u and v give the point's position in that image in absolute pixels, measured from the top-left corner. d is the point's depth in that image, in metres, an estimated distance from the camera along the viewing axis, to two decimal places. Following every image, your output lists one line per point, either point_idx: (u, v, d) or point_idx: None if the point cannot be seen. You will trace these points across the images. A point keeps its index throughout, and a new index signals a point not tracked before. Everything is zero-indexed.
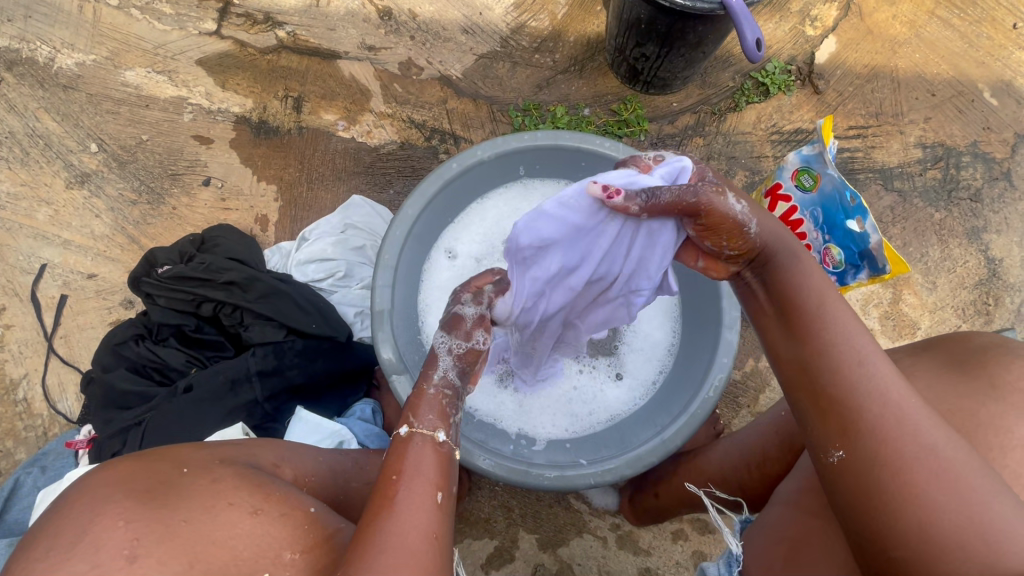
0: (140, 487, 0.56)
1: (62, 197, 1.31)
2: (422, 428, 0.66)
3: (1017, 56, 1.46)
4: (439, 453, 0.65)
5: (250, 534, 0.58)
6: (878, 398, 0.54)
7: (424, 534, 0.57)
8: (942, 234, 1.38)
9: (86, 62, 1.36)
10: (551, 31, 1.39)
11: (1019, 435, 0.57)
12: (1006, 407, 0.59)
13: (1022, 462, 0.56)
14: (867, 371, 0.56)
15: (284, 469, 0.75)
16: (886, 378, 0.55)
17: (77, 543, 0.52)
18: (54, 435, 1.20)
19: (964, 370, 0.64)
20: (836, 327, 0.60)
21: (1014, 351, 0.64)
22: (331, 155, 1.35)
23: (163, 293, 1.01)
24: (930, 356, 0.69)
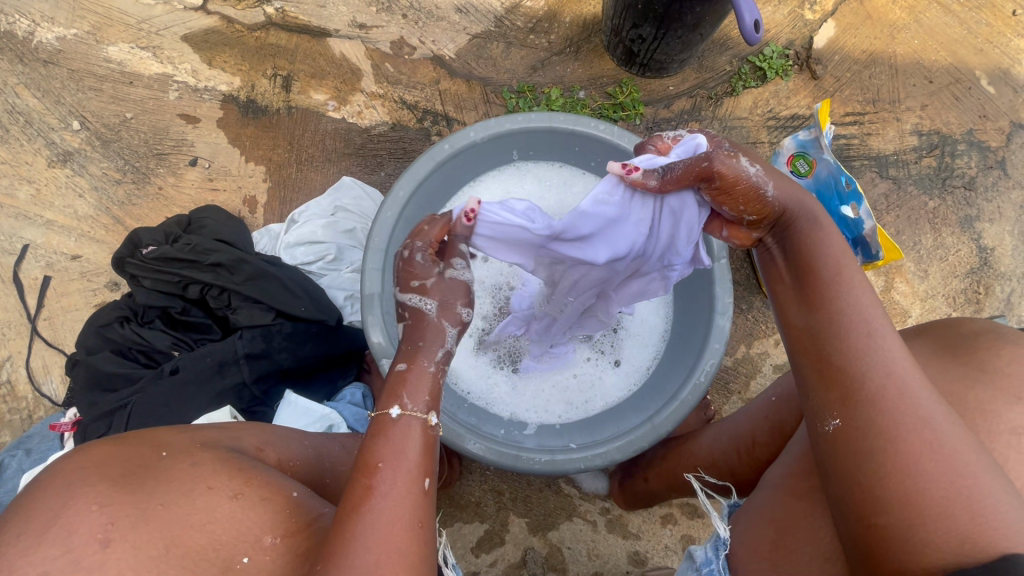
0: (116, 471, 0.55)
1: (44, 176, 1.28)
2: (416, 411, 0.64)
3: (1016, 43, 1.44)
4: (428, 434, 0.64)
5: (230, 518, 0.57)
6: (881, 370, 0.53)
7: (410, 523, 0.56)
8: (935, 223, 1.38)
9: (67, 37, 1.32)
10: (546, 11, 1.36)
11: (1008, 419, 0.57)
12: (994, 390, 0.59)
13: (1008, 446, 0.56)
14: (874, 340, 0.55)
15: (268, 453, 0.74)
16: (893, 351, 0.54)
17: (49, 528, 0.50)
18: (39, 418, 1.18)
19: (955, 355, 0.63)
20: (851, 294, 0.59)
21: (1006, 335, 0.64)
22: (321, 136, 1.32)
23: (148, 274, 0.99)
24: (922, 342, 0.69)
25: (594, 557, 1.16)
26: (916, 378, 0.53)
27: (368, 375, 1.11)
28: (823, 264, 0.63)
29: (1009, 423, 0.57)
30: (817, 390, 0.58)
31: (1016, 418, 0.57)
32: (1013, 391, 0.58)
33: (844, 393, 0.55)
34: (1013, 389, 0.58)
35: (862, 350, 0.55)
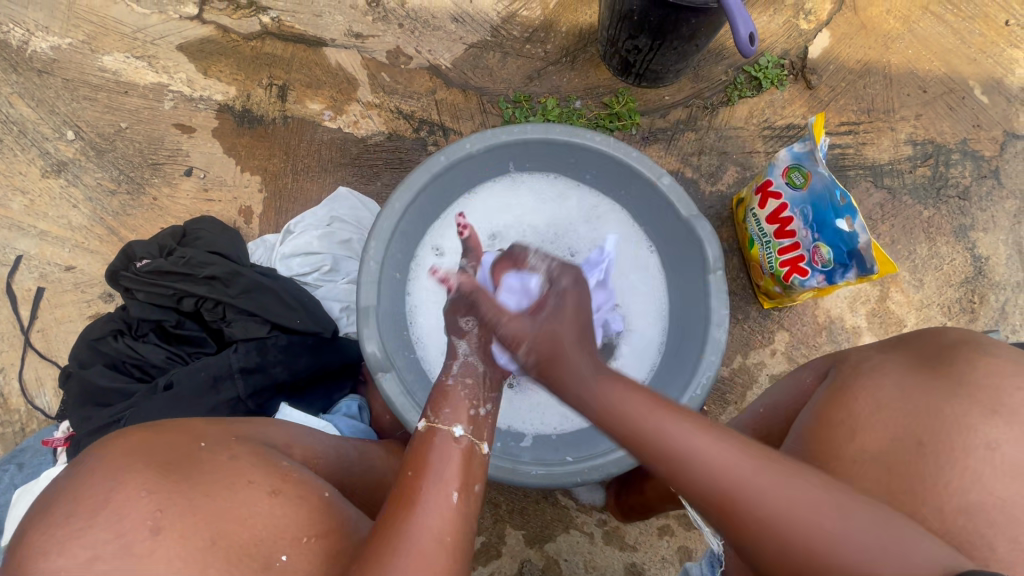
0: (161, 458, 0.55)
1: (38, 186, 1.28)
2: (444, 424, 0.69)
3: (1008, 53, 1.45)
4: (460, 450, 0.67)
5: (273, 514, 0.57)
6: (718, 464, 0.57)
7: (447, 529, 0.58)
8: (930, 232, 1.39)
9: (61, 46, 1.32)
10: (542, 21, 1.36)
11: (984, 433, 0.58)
12: (971, 405, 0.59)
13: (985, 462, 0.57)
14: (684, 438, 0.59)
15: (296, 449, 0.76)
16: (713, 455, 0.57)
17: (98, 511, 0.49)
18: (32, 430, 1.17)
19: (934, 370, 0.64)
20: (640, 410, 0.64)
21: (985, 349, 0.65)
22: (317, 145, 1.32)
23: (142, 288, 0.98)
24: (899, 355, 0.70)
25: (591, 570, 1.16)
26: (765, 454, 0.57)
27: (363, 387, 1.11)
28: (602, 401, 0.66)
29: (985, 437, 0.57)
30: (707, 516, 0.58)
31: (992, 431, 0.58)
32: (989, 404, 0.59)
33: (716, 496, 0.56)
34: (986, 401, 0.59)
35: (674, 453, 0.59)
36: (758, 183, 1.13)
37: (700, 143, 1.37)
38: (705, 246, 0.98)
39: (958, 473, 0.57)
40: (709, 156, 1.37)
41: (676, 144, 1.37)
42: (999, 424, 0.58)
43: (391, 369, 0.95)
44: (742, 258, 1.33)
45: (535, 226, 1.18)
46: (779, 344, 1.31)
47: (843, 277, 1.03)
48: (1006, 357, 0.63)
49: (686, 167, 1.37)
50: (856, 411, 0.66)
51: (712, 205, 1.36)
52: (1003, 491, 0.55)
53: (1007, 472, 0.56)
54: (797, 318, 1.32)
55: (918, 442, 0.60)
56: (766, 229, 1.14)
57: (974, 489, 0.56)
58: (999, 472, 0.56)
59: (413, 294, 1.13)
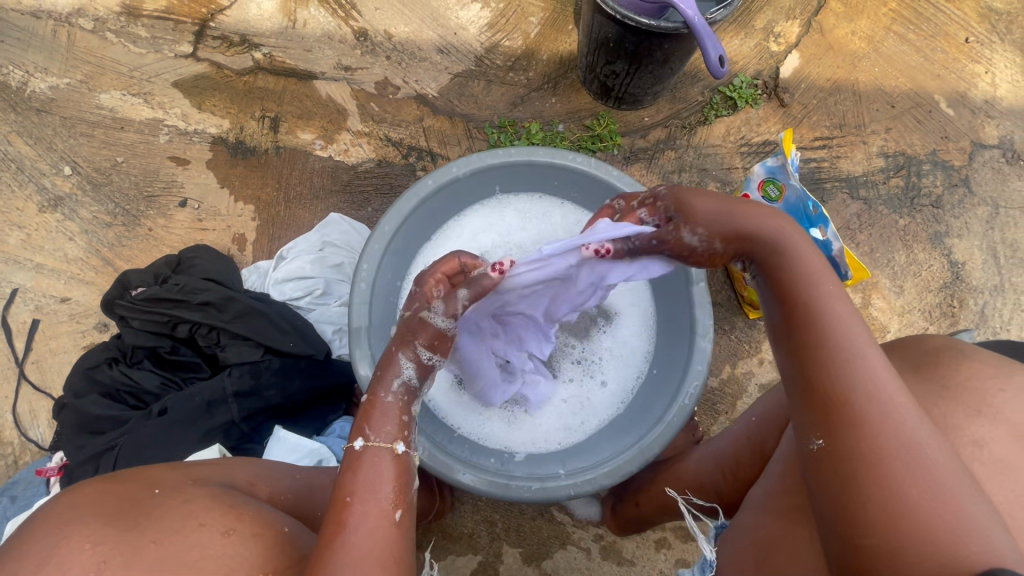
0: (107, 510, 0.58)
1: (35, 221, 1.30)
2: (377, 441, 0.68)
3: (970, 68, 1.53)
4: (395, 463, 0.68)
5: (222, 553, 0.58)
6: (876, 373, 0.55)
7: (375, 556, 0.59)
8: (907, 240, 1.43)
9: (60, 85, 1.36)
10: (524, 50, 1.42)
11: (970, 432, 0.59)
12: (956, 406, 0.61)
13: (975, 460, 0.57)
14: (855, 346, 0.57)
15: (260, 487, 0.78)
16: (875, 363, 0.55)
17: (43, 566, 0.52)
18: (25, 463, 1.17)
19: (917, 375, 0.66)
20: (834, 312, 0.60)
21: (965, 352, 0.66)
22: (308, 174, 1.36)
23: (137, 315, 1.00)
24: (886, 361, 0.72)
25: None
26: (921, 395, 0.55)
27: (357, 409, 1.12)
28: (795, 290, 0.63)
29: (973, 435, 0.59)
30: (820, 401, 0.57)
31: (977, 430, 0.59)
32: (973, 404, 0.60)
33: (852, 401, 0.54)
34: (971, 401, 0.60)
35: (849, 357, 0.56)
36: None
37: (680, 161, 1.42)
38: None
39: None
40: (689, 173, 1.42)
41: (656, 163, 1.42)
42: (984, 423, 0.59)
43: None
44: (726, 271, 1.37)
45: (522, 245, 1.19)
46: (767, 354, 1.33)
47: None
48: (984, 358, 0.64)
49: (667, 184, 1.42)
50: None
51: None
52: (995, 490, 0.56)
53: (994, 469, 0.57)
54: None
55: None
56: None
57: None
58: (988, 469, 0.57)
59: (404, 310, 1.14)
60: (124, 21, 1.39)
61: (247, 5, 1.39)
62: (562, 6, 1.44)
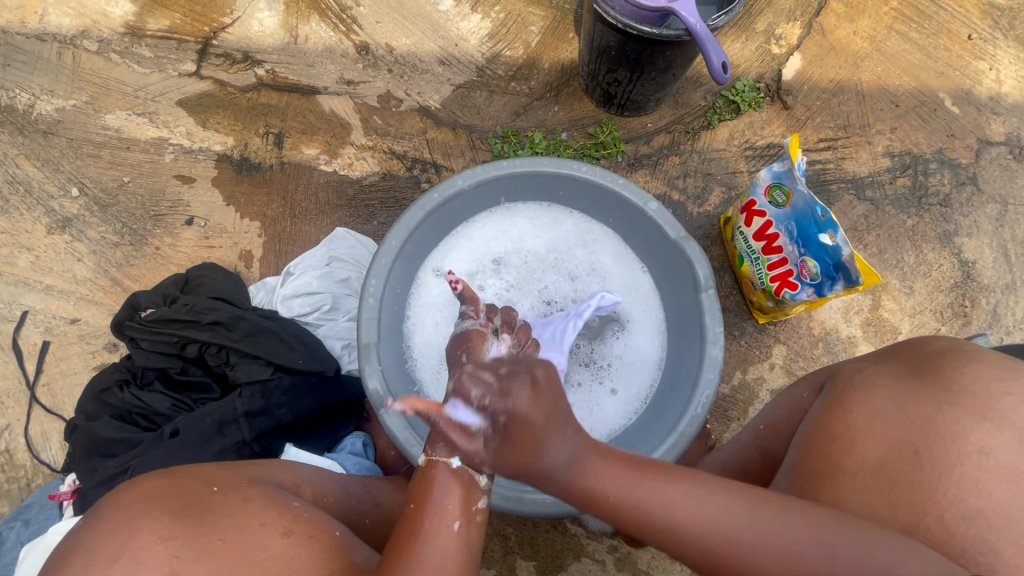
0: (175, 505, 0.58)
1: (43, 242, 1.31)
2: (440, 457, 0.69)
3: (974, 65, 1.52)
4: (461, 479, 0.69)
5: (285, 552, 0.58)
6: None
7: (439, 565, 0.61)
8: (916, 240, 1.42)
9: (66, 107, 1.37)
10: (525, 59, 1.42)
11: (974, 439, 0.62)
12: (960, 413, 0.63)
13: (979, 468, 0.61)
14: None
15: (305, 488, 0.77)
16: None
17: (117, 556, 0.53)
18: (38, 485, 1.18)
19: (923, 380, 0.68)
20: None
21: (970, 354, 0.69)
22: (313, 189, 1.36)
23: (146, 336, 1.00)
24: (890, 364, 0.73)
25: None
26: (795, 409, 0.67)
27: (368, 424, 1.12)
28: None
29: (979, 443, 0.62)
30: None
31: (983, 437, 0.62)
32: (978, 411, 0.63)
33: (595, 499, 0.62)
34: (976, 408, 0.63)
35: (635, 484, 0.62)
36: (742, 203, 1.16)
37: (684, 167, 1.42)
38: (695, 265, 1.01)
39: (957, 480, 0.60)
40: (694, 178, 1.42)
41: (661, 169, 1.42)
42: (990, 430, 0.62)
43: (394, 404, 0.97)
44: (734, 275, 1.36)
45: (533, 252, 1.19)
46: (777, 359, 1.33)
47: (832, 289, 1.05)
48: (988, 362, 0.67)
49: (673, 190, 1.41)
50: (851, 422, 0.68)
51: (700, 225, 1.40)
52: (1001, 497, 0.59)
53: (999, 476, 0.60)
54: (794, 331, 1.34)
55: (914, 451, 0.63)
56: (754, 247, 1.17)
57: (972, 494, 0.60)
58: (993, 476, 0.60)
59: (413, 316, 1.14)
60: (128, 41, 1.40)
61: (249, 22, 1.40)
62: (563, 15, 1.44)
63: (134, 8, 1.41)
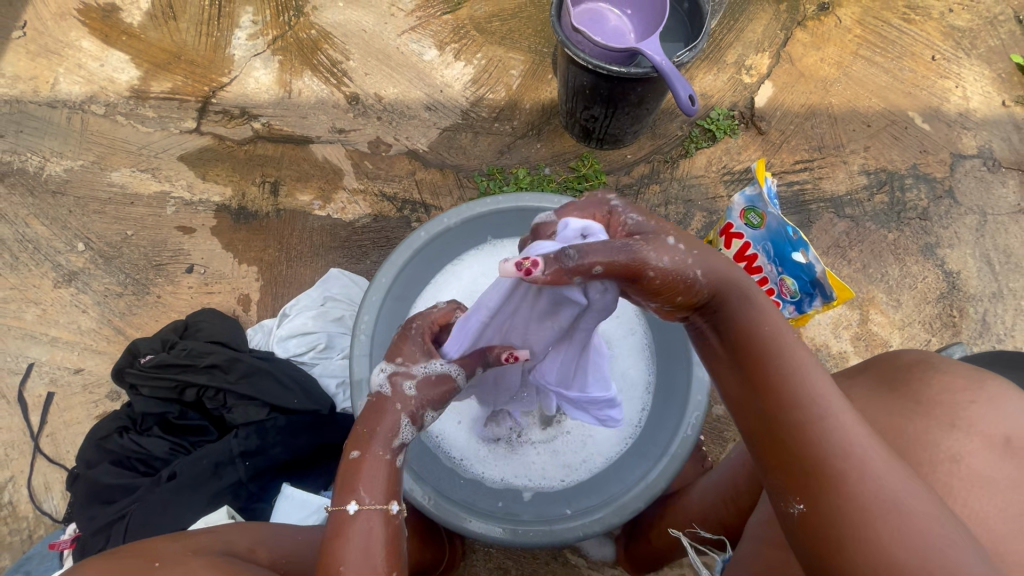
0: None
1: (50, 296, 1.36)
2: (371, 503, 0.64)
3: (940, 84, 1.58)
4: (393, 527, 0.64)
5: None
6: (840, 427, 0.52)
7: None
8: (898, 253, 1.44)
9: (74, 167, 1.45)
10: (507, 101, 1.50)
11: (946, 446, 0.60)
12: (930, 420, 0.62)
13: (954, 475, 0.58)
14: (805, 380, 0.55)
15: (261, 552, 0.77)
16: (838, 414, 0.53)
17: None
18: (39, 537, 1.18)
19: (893, 391, 0.67)
20: (806, 372, 0.56)
21: (936, 364, 0.68)
22: (308, 233, 1.41)
23: (146, 382, 1.02)
24: (863, 379, 0.72)
25: None
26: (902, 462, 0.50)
27: None
28: (755, 341, 0.59)
29: (949, 451, 0.59)
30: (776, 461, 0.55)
31: (954, 444, 0.60)
32: (946, 418, 0.61)
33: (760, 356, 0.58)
34: (944, 416, 0.62)
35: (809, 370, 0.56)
36: (719, 227, 1.18)
37: (665, 195, 1.46)
38: None
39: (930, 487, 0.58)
40: (676, 205, 1.46)
41: (643, 198, 1.46)
42: (959, 437, 0.60)
43: None
44: None
45: None
46: None
47: (811, 306, 1.07)
48: (953, 370, 0.66)
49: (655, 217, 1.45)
50: None
51: None
52: (977, 503, 0.56)
53: (974, 484, 0.57)
54: None
55: None
56: None
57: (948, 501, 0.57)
58: (967, 482, 0.57)
59: None
60: (133, 104, 1.49)
61: (246, 80, 1.49)
62: (540, 58, 1.52)
63: (139, 73, 1.51)
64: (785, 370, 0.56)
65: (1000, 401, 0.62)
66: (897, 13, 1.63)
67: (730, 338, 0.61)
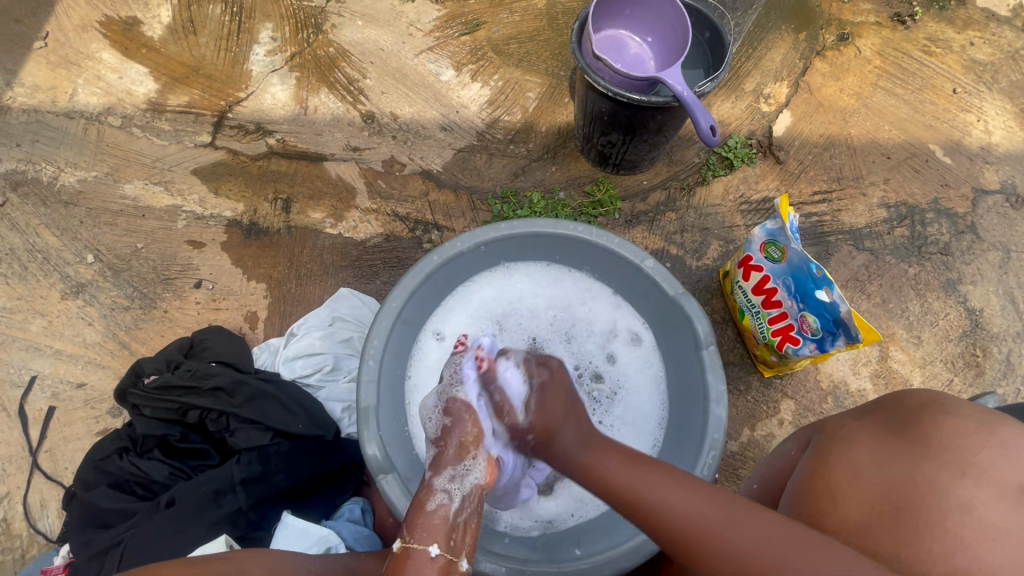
0: None
1: (57, 308, 1.34)
2: (417, 545, 0.71)
3: (962, 117, 1.56)
4: (436, 569, 0.70)
5: None
6: (666, 501, 0.70)
7: None
8: (919, 289, 1.41)
9: (88, 178, 1.45)
10: (523, 124, 1.49)
11: (956, 496, 0.57)
12: (940, 466, 0.59)
13: (965, 526, 0.56)
14: (633, 481, 0.74)
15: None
16: (667, 497, 0.70)
17: None
18: (32, 557, 1.15)
19: (903, 433, 0.64)
20: (633, 477, 0.75)
21: (948, 405, 0.65)
22: (319, 251, 1.40)
23: (148, 403, 1.00)
24: (872, 419, 0.69)
25: None
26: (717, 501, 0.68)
27: (366, 488, 1.10)
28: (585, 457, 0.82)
29: (959, 500, 0.57)
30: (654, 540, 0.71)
31: (964, 493, 0.57)
32: (957, 465, 0.59)
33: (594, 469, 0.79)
34: (955, 462, 0.59)
35: (623, 472, 0.76)
36: (739, 258, 1.17)
37: (681, 222, 1.44)
38: (694, 323, 1.01)
39: (940, 537, 0.56)
40: (691, 233, 1.44)
41: (658, 225, 1.44)
42: (970, 484, 0.57)
43: (393, 470, 0.96)
44: (736, 328, 1.35)
45: (531, 313, 1.21)
46: (785, 414, 1.30)
47: (833, 345, 1.03)
48: (965, 411, 0.63)
49: (670, 245, 1.43)
50: (834, 478, 0.65)
51: (698, 278, 1.41)
52: (988, 557, 0.54)
53: (987, 535, 0.55)
54: (801, 385, 1.32)
55: (895, 509, 0.59)
56: (754, 301, 1.17)
57: (957, 554, 0.55)
58: (978, 534, 0.55)
59: (412, 377, 1.15)
60: (149, 116, 1.50)
61: (262, 96, 1.49)
62: (558, 81, 1.52)
63: (156, 86, 1.52)
64: (614, 472, 0.77)
65: (1014, 446, 0.59)
66: (918, 45, 1.62)
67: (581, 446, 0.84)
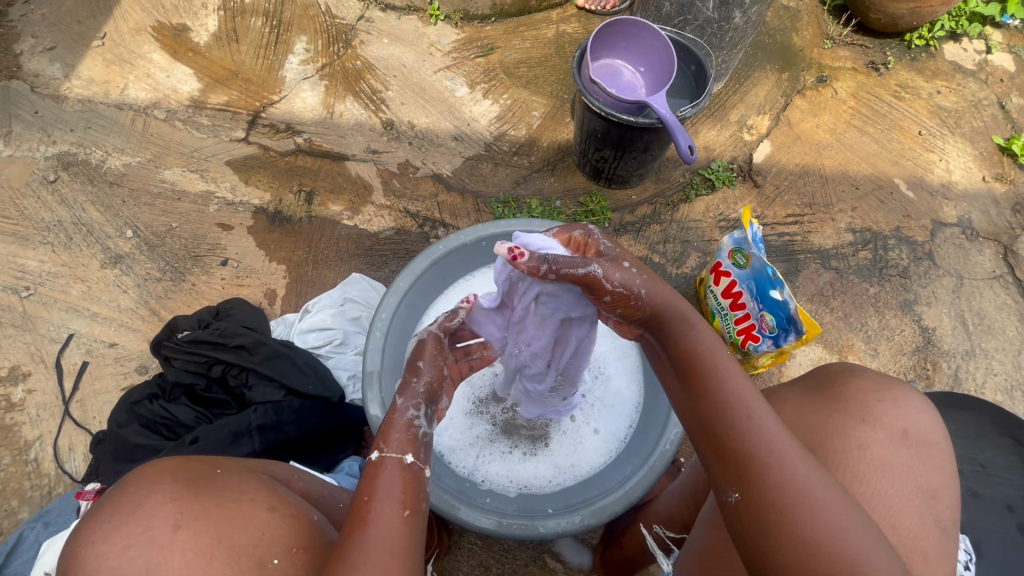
0: (184, 476, 0.65)
1: (96, 275, 1.48)
2: (392, 452, 0.74)
3: (925, 156, 1.72)
4: (406, 471, 0.72)
5: (269, 524, 0.65)
6: (767, 432, 0.64)
7: (390, 549, 0.63)
8: (878, 306, 1.54)
9: (132, 163, 1.60)
10: (527, 138, 1.65)
11: (856, 437, 0.69)
12: (844, 415, 0.72)
13: (863, 461, 0.68)
14: (749, 404, 0.67)
15: (297, 483, 0.84)
16: (770, 425, 0.65)
17: (133, 513, 0.59)
18: (58, 494, 1.27)
19: (821, 392, 0.76)
20: (742, 392, 0.68)
21: (856, 370, 0.78)
22: (336, 239, 1.54)
23: (180, 355, 1.14)
24: (798, 383, 0.81)
25: None
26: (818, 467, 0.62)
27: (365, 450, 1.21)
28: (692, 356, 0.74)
29: (859, 441, 0.69)
30: (713, 450, 0.67)
31: (862, 435, 0.69)
32: (858, 414, 0.71)
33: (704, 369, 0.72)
34: (858, 412, 0.71)
35: (742, 393, 0.68)
36: (711, 264, 1.31)
37: (664, 234, 1.59)
38: None
39: (843, 472, 0.67)
40: (673, 244, 1.58)
41: (643, 235, 1.59)
42: (868, 429, 0.70)
43: None
44: None
45: None
46: None
47: (786, 341, 1.17)
48: (867, 374, 0.76)
49: (653, 253, 1.57)
50: None
51: (678, 284, 1.55)
52: (879, 486, 0.66)
53: (878, 469, 0.67)
54: (765, 385, 1.44)
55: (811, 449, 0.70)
56: (722, 303, 1.31)
57: (857, 484, 0.66)
58: (871, 466, 0.67)
59: None
60: (191, 112, 1.66)
61: (294, 100, 1.66)
62: (560, 103, 1.68)
63: (199, 86, 1.69)
64: (728, 382, 0.69)
65: (902, 400, 0.73)
66: (889, 90, 1.79)
67: (678, 354, 0.75)
